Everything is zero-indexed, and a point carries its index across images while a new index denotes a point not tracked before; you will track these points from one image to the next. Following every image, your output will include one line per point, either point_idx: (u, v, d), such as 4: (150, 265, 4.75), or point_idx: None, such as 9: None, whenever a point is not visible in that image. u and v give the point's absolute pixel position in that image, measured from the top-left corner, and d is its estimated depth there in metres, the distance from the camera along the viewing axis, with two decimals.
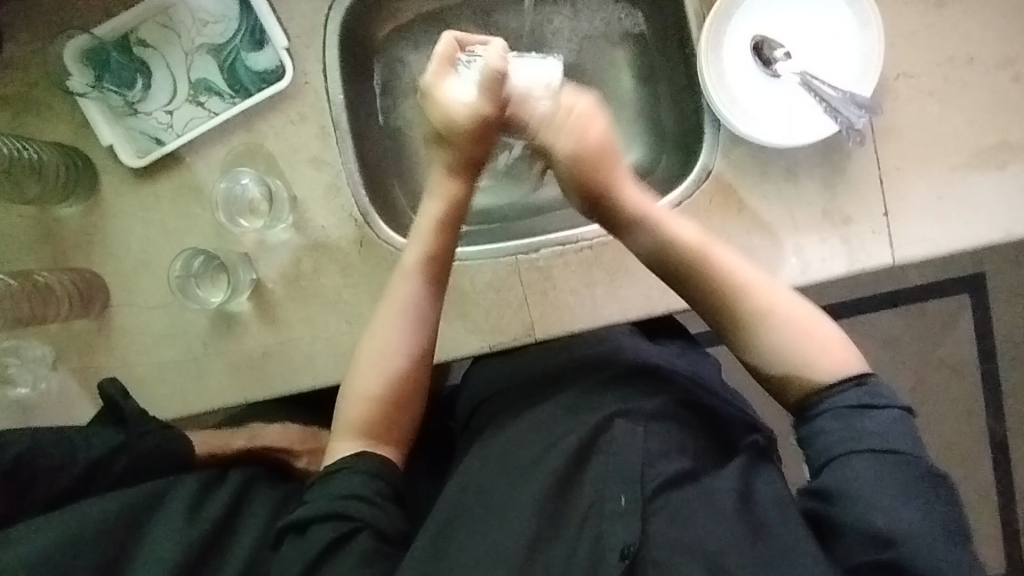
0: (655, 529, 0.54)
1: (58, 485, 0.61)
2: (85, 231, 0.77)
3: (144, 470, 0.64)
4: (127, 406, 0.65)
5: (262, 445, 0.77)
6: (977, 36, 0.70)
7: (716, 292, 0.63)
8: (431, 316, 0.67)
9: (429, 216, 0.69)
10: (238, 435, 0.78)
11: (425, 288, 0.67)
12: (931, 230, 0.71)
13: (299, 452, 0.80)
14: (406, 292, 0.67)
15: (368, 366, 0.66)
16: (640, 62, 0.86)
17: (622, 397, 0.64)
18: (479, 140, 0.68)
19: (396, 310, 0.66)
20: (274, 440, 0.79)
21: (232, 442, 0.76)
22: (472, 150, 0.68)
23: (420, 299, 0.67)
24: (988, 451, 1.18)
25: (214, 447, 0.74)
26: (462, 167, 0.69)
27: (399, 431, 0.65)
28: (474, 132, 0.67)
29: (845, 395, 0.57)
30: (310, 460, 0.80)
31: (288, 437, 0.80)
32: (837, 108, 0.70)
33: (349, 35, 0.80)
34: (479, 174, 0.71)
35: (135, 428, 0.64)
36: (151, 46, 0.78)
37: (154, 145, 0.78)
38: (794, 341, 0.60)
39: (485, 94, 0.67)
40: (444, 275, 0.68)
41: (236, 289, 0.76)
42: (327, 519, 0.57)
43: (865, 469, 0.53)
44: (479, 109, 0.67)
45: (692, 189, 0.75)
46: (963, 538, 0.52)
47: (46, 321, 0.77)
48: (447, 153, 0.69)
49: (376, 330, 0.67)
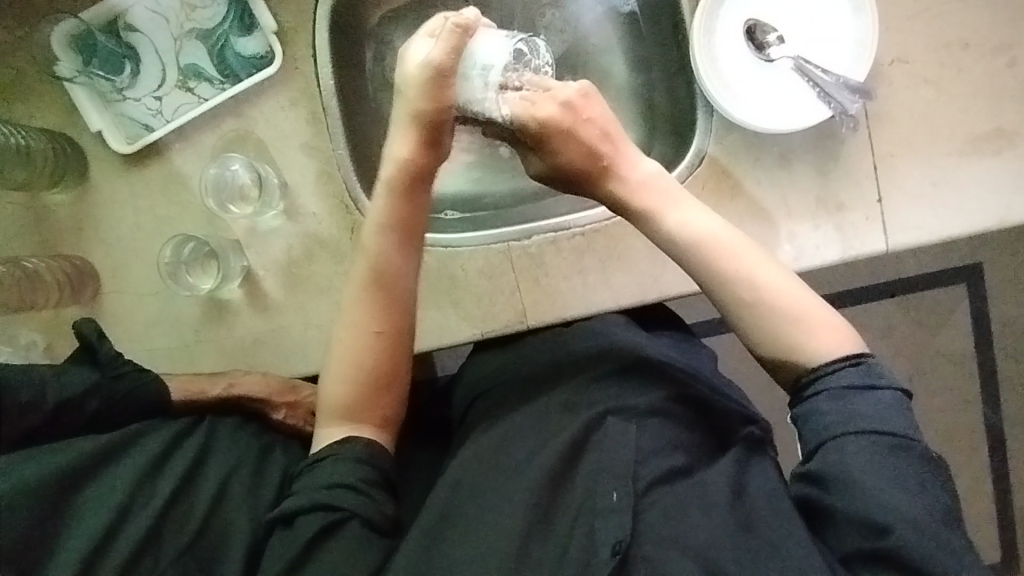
0: (646, 525, 0.54)
1: (27, 422, 0.62)
2: (75, 218, 0.77)
3: (116, 413, 0.67)
4: (101, 348, 0.68)
5: (240, 396, 0.73)
6: (973, 22, 0.70)
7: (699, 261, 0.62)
8: (407, 272, 0.67)
9: (389, 176, 0.65)
10: (216, 379, 0.74)
11: (395, 247, 0.66)
12: (924, 219, 0.70)
13: (277, 404, 0.75)
14: (375, 259, 0.66)
15: (345, 355, 0.65)
16: (635, 47, 0.85)
17: (615, 393, 0.64)
18: (437, 97, 0.62)
19: (369, 282, 0.65)
20: (253, 390, 0.74)
21: (209, 391, 0.73)
22: (432, 110, 0.62)
23: (394, 271, 0.66)
24: (983, 441, 1.19)
25: (190, 394, 0.72)
26: (422, 126, 0.63)
27: (384, 412, 0.66)
28: (430, 89, 0.61)
29: (841, 375, 0.56)
30: (288, 412, 0.76)
31: (268, 386, 0.75)
32: (831, 92, 0.69)
33: (339, 22, 0.79)
34: (443, 136, 0.65)
35: (109, 370, 0.67)
36: (138, 29, 0.77)
37: (142, 130, 0.77)
38: (788, 319, 0.59)
39: (444, 49, 0.60)
40: (415, 241, 0.67)
41: (227, 276, 0.76)
42: (313, 509, 0.57)
43: (857, 454, 0.53)
44: (434, 60, 0.60)
45: (686, 174, 0.74)
46: (955, 522, 0.52)
47: (36, 307, 0.76)
48: (404, 113, 0.63)
49: (350, 309, 0.66)
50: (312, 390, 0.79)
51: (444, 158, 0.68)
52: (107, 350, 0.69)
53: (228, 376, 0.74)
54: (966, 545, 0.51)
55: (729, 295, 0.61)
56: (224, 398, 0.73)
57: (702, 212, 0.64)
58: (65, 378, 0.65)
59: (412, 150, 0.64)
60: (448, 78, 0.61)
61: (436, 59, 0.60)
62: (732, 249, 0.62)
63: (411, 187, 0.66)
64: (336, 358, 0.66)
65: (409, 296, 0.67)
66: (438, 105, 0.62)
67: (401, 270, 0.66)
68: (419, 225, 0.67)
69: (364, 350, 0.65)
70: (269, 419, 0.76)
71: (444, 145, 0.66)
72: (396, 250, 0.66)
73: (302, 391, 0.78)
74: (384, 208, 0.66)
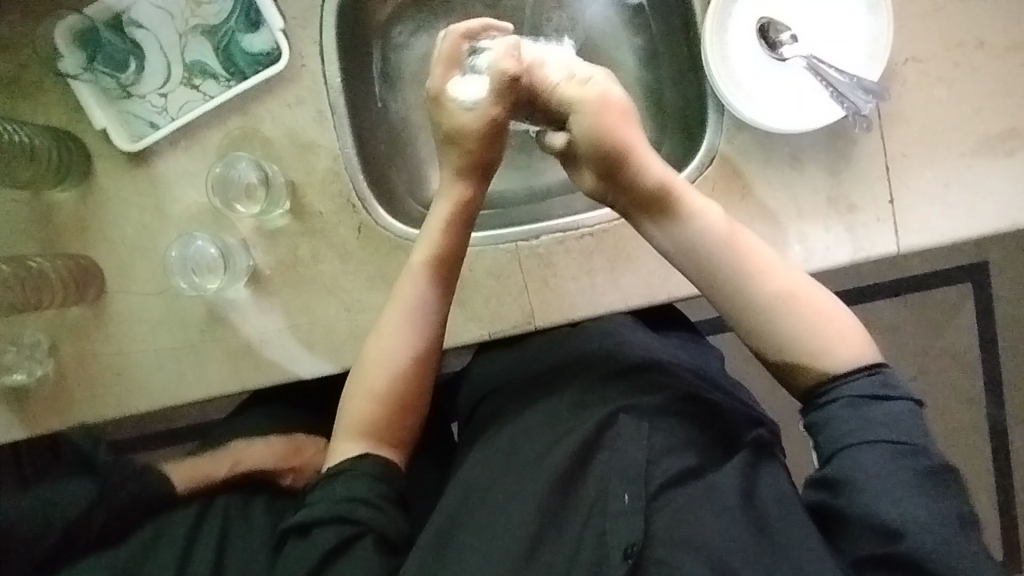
0: (659, 529, 0.54)
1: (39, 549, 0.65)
2: (79, 216, 0.76)
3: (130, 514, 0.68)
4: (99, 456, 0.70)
5: (244, 470, 0.76)
6: (988, 20, 0.69)
7: (757, 304, 0.60)
8: (439, 315, 0.67)
9: (446, 212, 0.67)
10: (220, 461, 0.76)
11: (436, 284, 0.66)
12: (935, 221, 0.70)
13: (284, 470, 0.77)
14: (419, 295, 0.66)
15: (374, 376, 0.65)
16: (645, 44, 0.84)
17: (623, 392, 0.64)
18: (488, 147, 0.66)
19: (413, 314, 0.66)
20: (258, 461, 0.77)
21: (214, 474, 0.75)
22: (486, 153, 0.66)
23: (439, 304, 0.67)
24: (987, 440, 1.18)
25: (194, 481, 0.74)
26: (474, 168, 0.67)
27: (401, 433, 0.65)
28: (484, 135, 0.65)
29: (857, 383, 0.56)
30: (296, 475, 0.78)
31: (269, 455, 0.78)
32: (844, 93, 0.68)
33: (347, 18, 0.78)
34: (490, 179, 0.69)
35: (109, 479, 0.68)
36: (143, 26, 0.76)
37: (149, 129, 0.76)
38: (812, 327, 0.59)
39: (495, 95, 0.63)
40: (456, 275, 0.68)
41: (233, 275, 0.75)
42: (331, 522, 0.57)
43: (872, 460, 0.52)
44: (488, 110, 0.64)
45: (696, 174, 0.73)
46: (970, 529, 0.52)
47: (41, 306, 0.75)
48: (456, 155, 0.66)
49: (389, 338, 0.65)
50: (317, 449, 0.81)
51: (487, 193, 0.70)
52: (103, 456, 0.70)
53: (231, 454, 0.77)
54: (984, 552, 0.51)
55: (744, 299, 0.61)
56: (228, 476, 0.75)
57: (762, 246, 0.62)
58: (71, 500, 0.66)
59: (467, 188, 0.67)
60: (501, 124, 0.65)
61: (487, 108, 0.64)
62: (788, 284, 0.60)
63: (460, 224, 0.67)
64: (365, 373, 0.65)
65: (440, 323, 0.67)
66: (489, 151, 0.66)
67: (440, 304, 0.67)
68: (458, 266, 0.68)
69: (388, 353, 0.65)
70: (277, 485, 0.77)
71: (489, 182, 0.69)
72: (435, 288, 0.66)
73: (308, 452, 0.80)
74: (433, 243, 0.66)
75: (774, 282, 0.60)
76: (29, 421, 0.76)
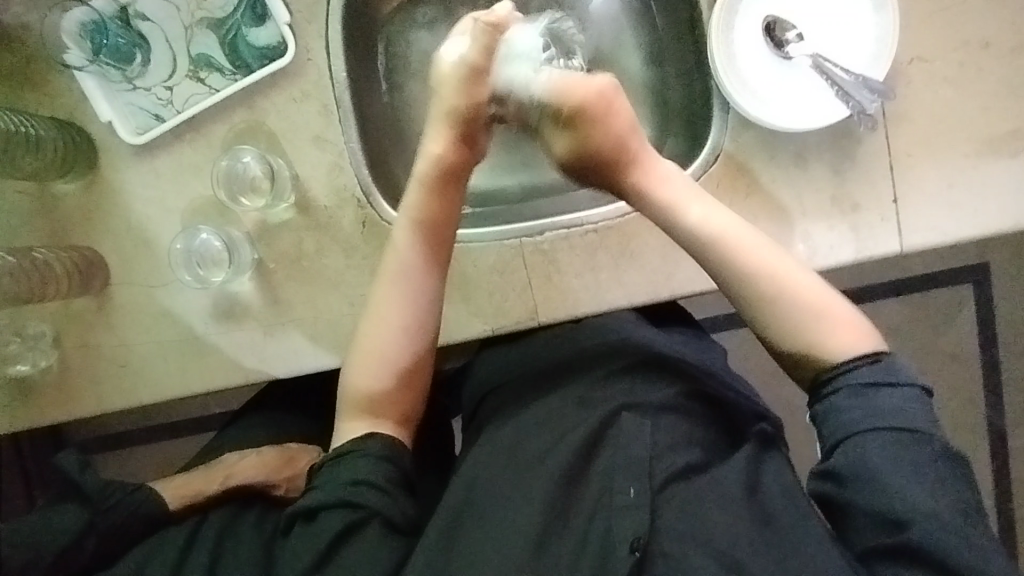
0: (664, 521, 0.54)
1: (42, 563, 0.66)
2: (83, 208, 0.76)
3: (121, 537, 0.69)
4: (86, 480, 0.69)
5: (236, 484, 0.75)
6: (994, 21, 0.69)
7: (716, 259, 0.62)
8: (430, 286, 0.66)
9: (423, 172, 0.67)
10: (212, 477, 0.76)
11: (424, 247, 0.67)
12: (940, 220, 0.70)
13: (277, 482, 0.77)
14: (405, 256, 0.66)
15: (371, 353, 0.65)
16: (649, 42, 0.84)
17: (634, 386, 0.65)
18: (471, 94, 0.67)
19: (397, 277, 0.66)
20: (251, 474, 0.76)
21: (206, 489, 0.74)
22: (463, 104, 0.67)
23: (423, 266, 0.66)
24: (987, 440, 1.19)
25: (186, 496, 0.73)
26: (455, 121, 0.67)
27: (405, 409, 0.65)
28: (466, 83, 0.67)
29: (860, 372, 0.56)
30: (290, 487, 0.77)
31: (262, 466, 0.78)
32: (850, 91, 0.68)
33: (353, 13, 0.78)
34: (478, 141, 0.69)
35: (100, 503, 0.68)
36: (149, 18, 0.76)
37: (153, 121, 0.77)
38: (802, 314, 0.59)
39: (478, 45, 0.66)
40: (444, 242, 0.67)
41: (238, 268, 0.75)
42: (336, 506, 0.57)
43: (880, 448, 0.52)
44: (472, 61, 0.66)
45: (701, 172, 0.73)
46: (978, 519, 0.51)
47: (45, 299, 0.75)
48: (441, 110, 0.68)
49: (380, 306, 0.66)
50: (308, 460, 0.81)
51: (477, 157, 0.71)
52: (93, 479, 0.69)
53: (223, 471, 0.77)
54: (994, 544, 0.51)
55: (742, 277, 0.61)
56: (221, 492, 0.74)
57: (722, 211, 0.64)
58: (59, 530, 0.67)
59: (447, 146, 0.68)
60: (482, 73, 0.67)
61: (472, 58, 0.66)
62: (748, 243, 0.62)
63: (443, 184, 0.68)
64: (361, 355, 0.65)
65: (434, 291, 0.66)
66: (471, 100, 0.67)
67: (429, 273, 0.66)
68: (451, 225, 0.68)
69: (384, 339, 0.65)
70: (270, 496, 0.76)
71: (478, 145, 0.69)
72: (423, 253, 0.66)
73: (299, 464, 0.80)
74: (416, 205, 0.67)
75: (736, 244, 0.62)
76: (31, 412, 0.77)
